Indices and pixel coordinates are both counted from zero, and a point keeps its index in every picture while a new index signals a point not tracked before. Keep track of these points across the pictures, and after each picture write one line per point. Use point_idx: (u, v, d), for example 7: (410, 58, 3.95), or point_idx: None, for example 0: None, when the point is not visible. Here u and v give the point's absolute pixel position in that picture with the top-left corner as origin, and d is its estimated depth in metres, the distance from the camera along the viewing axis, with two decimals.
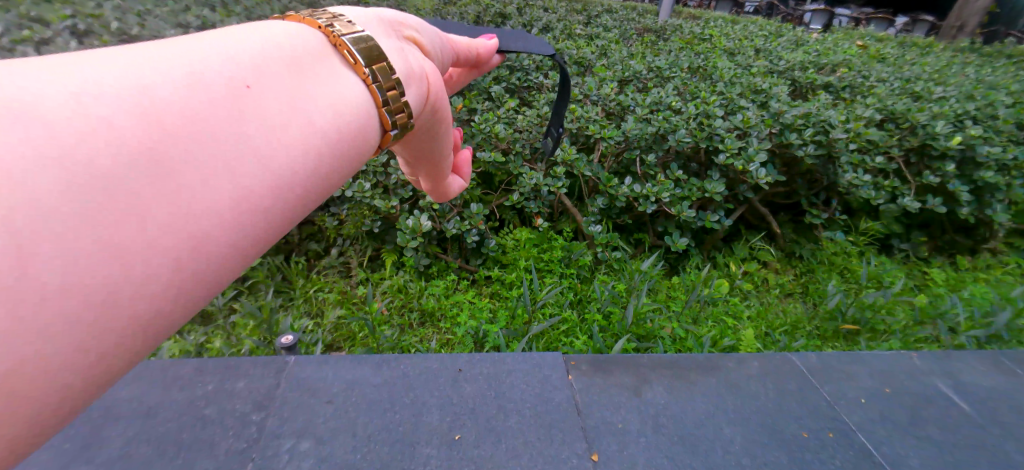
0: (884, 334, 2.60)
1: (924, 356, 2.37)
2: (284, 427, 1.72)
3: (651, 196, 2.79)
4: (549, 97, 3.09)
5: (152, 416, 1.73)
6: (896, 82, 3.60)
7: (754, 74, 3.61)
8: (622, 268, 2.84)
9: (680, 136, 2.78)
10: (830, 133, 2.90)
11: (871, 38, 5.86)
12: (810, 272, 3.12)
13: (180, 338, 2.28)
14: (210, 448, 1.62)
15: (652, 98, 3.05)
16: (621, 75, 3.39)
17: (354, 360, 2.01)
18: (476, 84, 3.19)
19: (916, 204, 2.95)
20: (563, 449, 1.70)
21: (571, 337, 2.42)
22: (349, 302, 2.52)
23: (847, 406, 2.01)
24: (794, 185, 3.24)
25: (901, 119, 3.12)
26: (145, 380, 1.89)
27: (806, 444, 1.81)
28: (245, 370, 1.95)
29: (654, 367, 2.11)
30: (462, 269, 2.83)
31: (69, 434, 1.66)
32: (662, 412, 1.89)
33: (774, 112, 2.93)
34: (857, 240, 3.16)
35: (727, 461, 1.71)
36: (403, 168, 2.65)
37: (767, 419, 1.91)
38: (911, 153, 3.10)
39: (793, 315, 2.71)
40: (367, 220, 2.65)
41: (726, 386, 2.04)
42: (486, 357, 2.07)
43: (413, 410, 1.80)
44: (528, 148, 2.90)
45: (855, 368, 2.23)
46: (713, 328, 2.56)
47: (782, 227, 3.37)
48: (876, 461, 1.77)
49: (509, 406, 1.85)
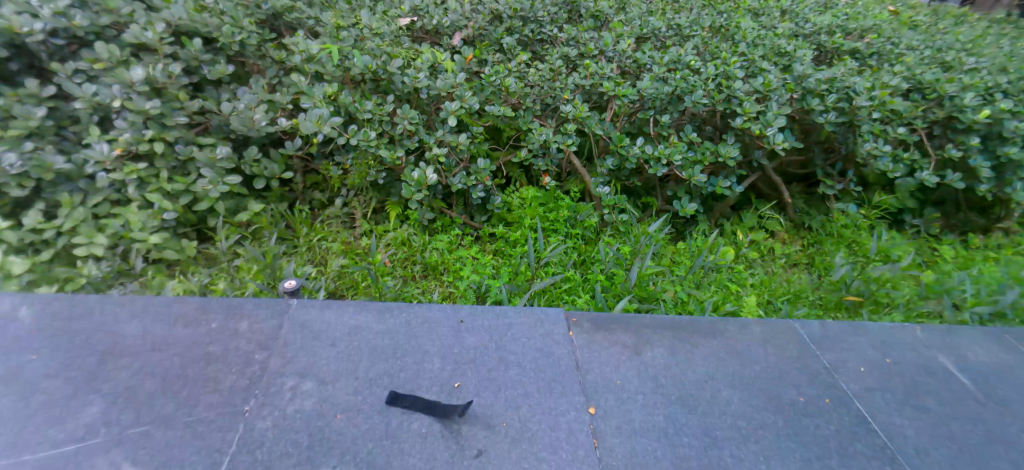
0: (888, 307, 2.58)
1: (926, 332, 2.36)
2: (287, 368, 1.74)
3: (663, 158, 2.71)
4: (563, 52, 2.95)
5: (158, 351, 1.75)
6: (926, 51, 3.41)
7: (779, 35, 3.41)
8: (627, 231, 2.83)
9: (696, 98, 2.66)
10: (854, 101, 2.75)
11: (903, 5, 5.54)
12: (817, 243, 3.08)
13: (184, 278, 2.27)
14: (215, 384, 1.64)
15: (670, 55, 2.89)
16: (639, 31, 3.23)
17: (359, 307, 2.06)
18: (488, 35, 3.00)
19: (934, 178, 2.84)
20: (562, 401, 1.72)
21: (573, 295, 2.42)
22: (353, 252, 2.52)
23: (846, 375, 2.03)
24: (811, 153, 3.15)
25: (928, 89, 2.97)
26: (151, 317, 1.91)
27: (802, 409, 1.83)
28: (249, 310, 1.99)
29: (653, 328, 2.14)
30: (467, 225, 2.82)
31: (76, 364, 1.68)
32: (661, 372, 1.91)
33: (797, 75, 2.79)
34: (869, 213, 3.09)
35: (724, 420, 1.73)
36: (410, 118, 2.52)
37: (764, 382, 1.93)
38: (934, 125, 2.97)
39: (797, 285, 2.69)
40: (372, 171, 2.58)
41: (725, 350, 2.06)
42: (488, 311, 2.12)
43: (414, 357, 1.82)
44: (539, 104, 2.81)
45: (854, 339, 2.25)
46: (716, 293, 2.55)
47: (793, 197, 3.34)
48: (871, 427, 1.79)
49: (510, 358, 1.88)
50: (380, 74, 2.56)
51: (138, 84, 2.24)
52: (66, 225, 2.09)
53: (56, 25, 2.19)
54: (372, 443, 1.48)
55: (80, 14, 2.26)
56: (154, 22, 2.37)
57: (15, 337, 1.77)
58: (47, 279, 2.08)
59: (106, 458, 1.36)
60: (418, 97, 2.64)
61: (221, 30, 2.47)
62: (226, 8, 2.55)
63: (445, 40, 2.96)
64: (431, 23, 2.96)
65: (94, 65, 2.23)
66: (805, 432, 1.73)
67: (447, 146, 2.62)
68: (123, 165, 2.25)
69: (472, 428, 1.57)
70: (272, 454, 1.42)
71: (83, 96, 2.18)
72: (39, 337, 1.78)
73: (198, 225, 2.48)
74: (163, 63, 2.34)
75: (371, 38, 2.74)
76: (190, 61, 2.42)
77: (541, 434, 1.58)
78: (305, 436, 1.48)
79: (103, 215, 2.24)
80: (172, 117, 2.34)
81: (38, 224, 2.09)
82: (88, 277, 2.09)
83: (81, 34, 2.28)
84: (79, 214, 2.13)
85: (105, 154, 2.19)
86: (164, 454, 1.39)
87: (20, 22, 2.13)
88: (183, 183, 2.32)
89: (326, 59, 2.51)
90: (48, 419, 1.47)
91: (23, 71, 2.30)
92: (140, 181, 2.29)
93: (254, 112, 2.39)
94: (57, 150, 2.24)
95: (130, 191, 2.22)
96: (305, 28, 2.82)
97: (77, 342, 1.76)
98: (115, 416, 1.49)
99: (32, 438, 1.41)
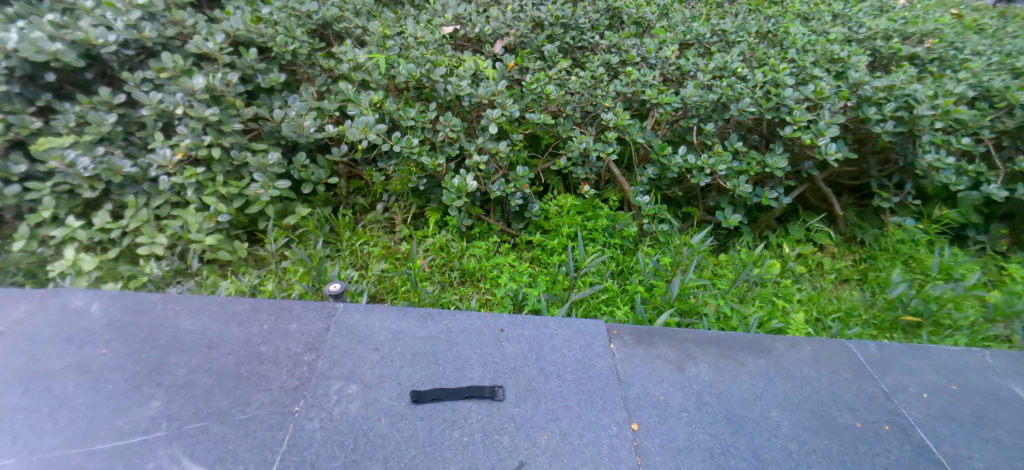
0: (948, 329, 2.42)
1: (996, 357, 2.20)
2: (333, 370, 1.78)
3: (706, 168, 2.64)
4: (605, 59, 2.92)
5: (213, 348, 1.83)
6: (995, 56, 3.18)
7: (831, 40, 3.25)
8: (667, 241, 2.77)
9: (743, 106, 2.58)
10: (915, 109, 2.59)
11: (966, 7, 5.19)
12: (871, 259, 2.92)
13: (236, 278, 2.37)
14: (265, 383, 1.70)
15: (716, 63, 2.82)
16: (682, 38, 3.17)
17: (400, 312, 2.09)
18: (529, 42, 3.01)
19: (1003, 193, 2.64)
20: (603, 415, 1.69)
21: (612, 306, 2.38)
22: (393, 257, 2.57)
23: (906, 401, 1.91)
24: (864, 164, 3.00)
25: (997, 97, 2.75)
26: (207, 316, 2.00)
27: (859, 435, 1.73)
28: (297, 312, 2.05)
29: (697, 343, 2.08)
30: (504, 232, 2.83)
31: (138, 359, 1.76)
32: (706, 389, 1.85)
33: (852, 83, 2.66)
34: (929, 228, 2.91)
35: (774, 443, 1.66)
36: (452, 126, 2.56)
37: (816, 405, 1.84)
38: (1004, 135, 2.76)
39: (849, 302, 2.56)
40: (414, 177, 2.62)
41: (774, 369, 1.98)
42: (527, 320, 2.12)
43: (456, 364, 1.83)
44: (579, 112, 2.77)
45: (915, 362, 2.12)
46: (761, 308, 2.46)
47: (845, 209, 3.19)
48: (935, 458, 1.68)
49: (549, 369, 1.87)
50: (424, 82, 2.59)
51: (198, 92, 2.35)
52: (131, 226, 2.22)
53: (128, 37, 2.33)
54: (414, 449, 1.50)
55: (148, 26, 2.40)
56: (214, 33, 2.50)
57: (84, 330, 1.88)
58: (113, 276, 2.22)
59: (166, 451, 1.43)
60: (460, 104, 2.66)
61: (275, 40, 2.58)
62: (280, 18, 2.66)
63: (487, 47, 2.98)
64: (472, 32, 2.97)
65: (161, 74, 2.37)
66: (863, 460, 1.64)
67: (487, 154, 2.63)
68: (183, 169, 2.37)
69: (513, 439, 1.56)
70: (320, 455, 1.46)
71: (149, 103, 2.31)
72: (106, 331, 1.89)
73: (249, 227, 2.59)
74: (221, 72, 2.46)
75: (416, 46, 2.79)
76: (246, 70, 2.53)
77: (583, 449, 1.55)
78: (351, 439, 1.52)
79: (163, 216, 2.37)
80: (228, 124, 2.46)
81: (106, 224, 2.22)
82: (150, 275, 2.20)
83: (149, 45, 2.43)
84: (142, 215, 2.26)
85: (167, 159, 2.30)
86: (220, 450, 1.45)
87: (95, 34, 2.26)
88: (237, 188, 2.43)
89: (373, 67, 2.57)
90: (114, 411, 1.55)
91: (97, 80, 2.46)
92: (198, 184, 2.41)
93: (304, 118, 2.46)
94: (125, 154, 2.39)
95: (189, 193, 2.34)
96: (353, 37, 2.89)
97: (139, 337, 1.86)
98: (174, 411, 1.57)
99: (101, 429, 1.49)
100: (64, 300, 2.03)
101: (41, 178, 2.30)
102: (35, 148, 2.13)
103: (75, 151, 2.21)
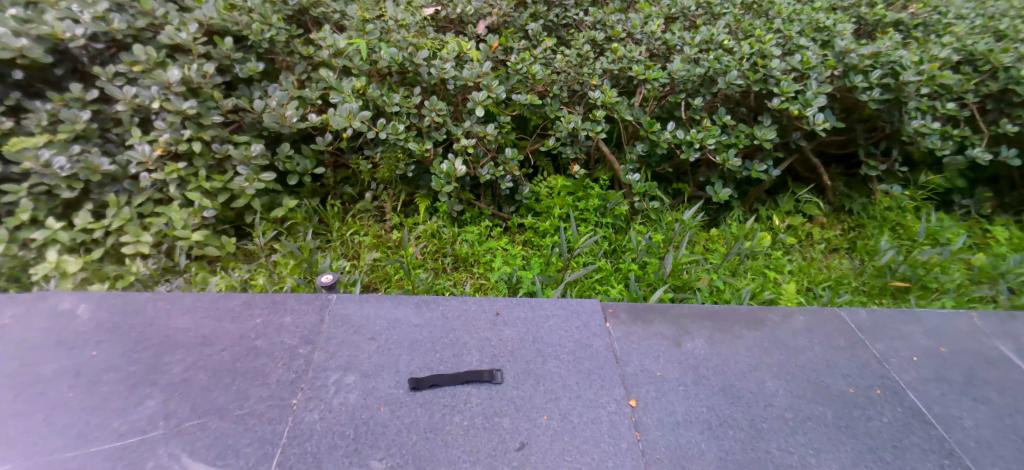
0: (936, 292, 2.46)
1: (985, 318, 2.25)
2: (330, 362, 1.77)
3: (695, 143, 2.63)
4: (590, 36, 2.86)
5: (208, 345, 1.81)
6: (978, 19, 3.14)
7: (817, 8, 3.21)
8: (659, 218, 2.78)
9: (731, 78, 2.55)
10: (901, 76, 2.58)
11: None
12: (859, 227, 2.95)
13: (226, 274, 2.36)
14: (263, 378, 1.69)
15: (702, 36, 2.78)
16: (668, 12, 3.11)
17: (394, 301, 2.08)
18: (513, 21, 2.94)
19: (987, 156, 2.67)
20: (602, 393, 1.71)
21: (606, 285, 2.38)
22: (384, 246, 2.55)
23: (898, 364, 1.95)
24: (852, 133, 3.00)
25: (980, 61, 2.72)
26: (200, 312, 1.98)
27: (852, 400, 1.77)
28: (290, 305, 2.04)
29: (693, 318, 2.10)
30: (495, 216, 2.80)
31: (132, 359, 1.74)
32: (702, 362, 1.87)
33: (839, 50, 2.64)
34: (916, 195, 2.93)
35: (769, 412, 1.69)
36: (438, 110, 2.50)
37: (810, 372, 1.88)
38: (988, 99, 2.75)
39: (839, 271, 2.59)
40: (402, 163, 2.58)
41: (769, 340, 2.01)
42: (524, 303, 2.12)
43: (453, 350, 1.84)
44: (566, 91, 2.72)
45: (906, 326, 2.16)
46: (753, 281, 2.48)
47: (833, 179, 3.19)
48: (926, 419, 1.72)
49: (548, 350, 1.87)
50: (407, 66, 2.53)
51: (175, 85, 2.29)
52: (115, 225, 2.18)
53: (97, 30, 2.25)
54: (416, 435, 1.51)
55: (118, 18, 2.32)
56: (187, 23, 2.42)
57: (74, 333, 1.85)
58: (99, 276, 2.18)
59: (166, 450, 1.42)
60: (445, 88, 2.60)
61: (251, 28, 2.50)
62: (255, 5, 2.57)
63: (469, 29, 2.92)
64: (454, 13, 2.91)
65: (134, 67, 2.29)
66: (856, 424, 1.67)
67: (475, 137, 2.59)
68: (164, 165, 2.31)
69: (514, 421, 1.58)
70: (322, 446, 1.46)
71: (124, 98, 2.24)
72: (97, 332, 1.86)
73: (236, 221, 2.56)
74: (198, 63, 2.38)
75: (397, 30, 2.72)
76: (223, 60, 2.47)
77: (583, 427, 1.57)
78: (351, 428, 1.52)
79: (147, 214, 2.32)
80: (208, 116, 2.40)
81: (87, 224, 2.17)
82: (137, 274, 2.18)
83: (121, 38, 2.35)
84: (125, 214, 2.21)
85: (147, 155, 2.25)
86: (220, 446, 1.44)
87: (63, 27, 2.17)
88: (221, 182, 2.37)
89: (354, 53, 2.51)
90: (110, 413, 1.54)
91: (67, 75, 2.37)
92: (180, 180, 2.36)
93: (285, 108, 2.41)
94: (104, 152, 2.33)
95: (173, 190, 2.29)
96: (331, 22, 2.83)
97: (131, 338, 1.83)
98: (172, 409, 1.55)
99: (98, 431, 1.48)
100: (51, 302, 2.00)
101: (17, 179, 2.23)
102: (8, 149, 2.06)
103: (50, 151, 2.14)
